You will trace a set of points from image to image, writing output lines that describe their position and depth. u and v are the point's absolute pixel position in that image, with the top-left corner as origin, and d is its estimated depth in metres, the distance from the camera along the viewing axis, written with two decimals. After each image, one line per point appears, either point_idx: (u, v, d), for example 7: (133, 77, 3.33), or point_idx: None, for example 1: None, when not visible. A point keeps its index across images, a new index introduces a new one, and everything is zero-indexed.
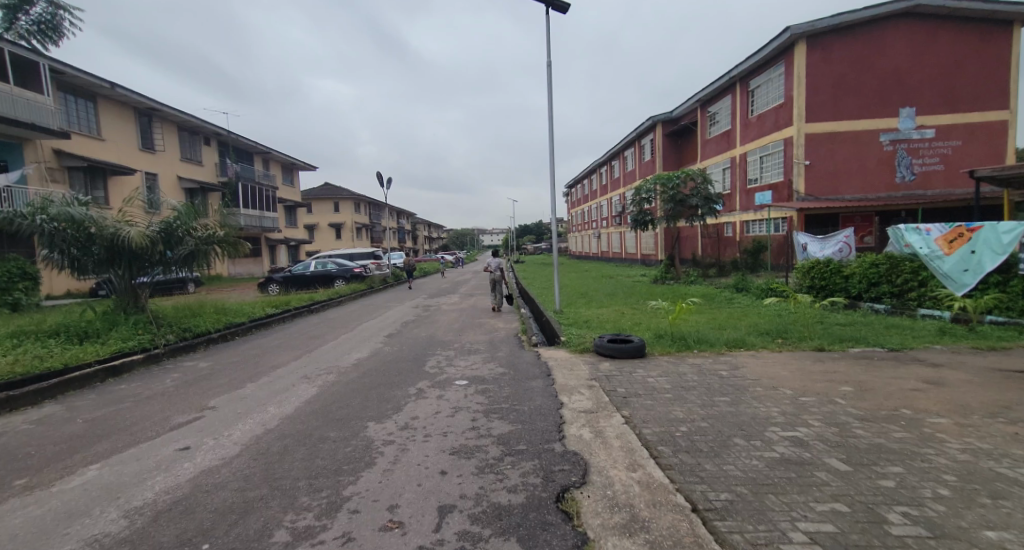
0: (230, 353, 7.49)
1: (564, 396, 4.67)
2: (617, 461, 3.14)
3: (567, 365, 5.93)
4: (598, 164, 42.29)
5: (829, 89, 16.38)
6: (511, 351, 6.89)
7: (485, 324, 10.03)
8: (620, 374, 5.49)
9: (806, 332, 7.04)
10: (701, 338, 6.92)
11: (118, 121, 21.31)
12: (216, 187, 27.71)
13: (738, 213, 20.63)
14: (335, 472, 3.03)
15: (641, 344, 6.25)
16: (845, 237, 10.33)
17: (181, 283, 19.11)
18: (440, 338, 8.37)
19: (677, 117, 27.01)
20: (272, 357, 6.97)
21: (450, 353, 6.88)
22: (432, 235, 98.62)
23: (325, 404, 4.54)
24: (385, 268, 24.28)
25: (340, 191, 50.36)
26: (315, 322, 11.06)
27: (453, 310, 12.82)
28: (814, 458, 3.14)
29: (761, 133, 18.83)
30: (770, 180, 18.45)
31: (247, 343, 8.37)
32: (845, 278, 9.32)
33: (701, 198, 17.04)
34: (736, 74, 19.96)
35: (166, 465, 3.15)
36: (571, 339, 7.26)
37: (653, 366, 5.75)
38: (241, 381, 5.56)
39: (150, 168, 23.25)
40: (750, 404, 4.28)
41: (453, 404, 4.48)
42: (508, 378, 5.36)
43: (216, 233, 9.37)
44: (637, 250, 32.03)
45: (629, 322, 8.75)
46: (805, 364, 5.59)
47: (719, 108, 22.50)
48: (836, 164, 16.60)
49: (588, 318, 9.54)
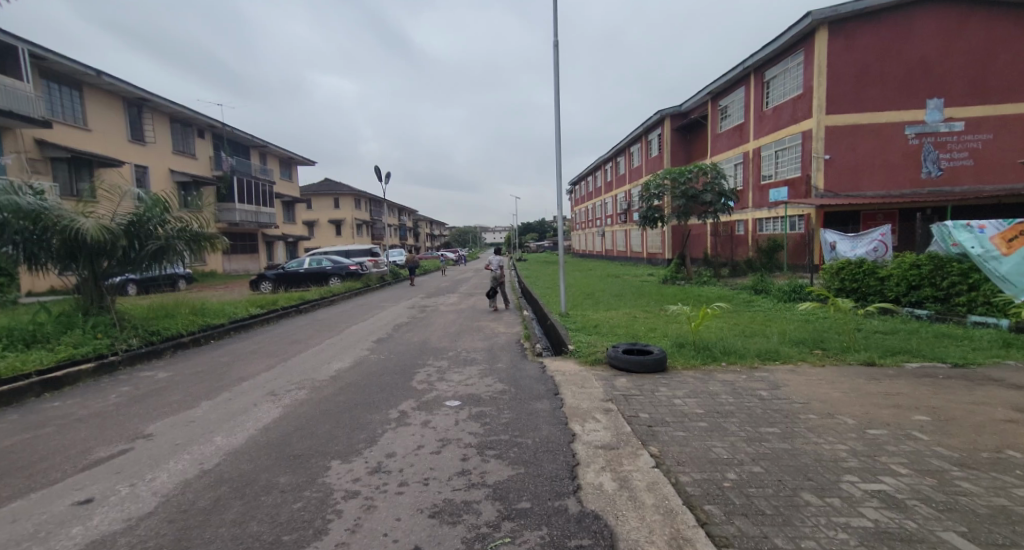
0: (198, 361, 6.68)
1: (576, 424, 3.84)
2: (654, 532, 2.31)
3: (576, 382, 5.09)
4: (602, 161, 41.36)
5: (851, 78, 15.50)
6: (512, 362, 6.06)
7: (484, 328, 9.21)
8: (640, 394, 4.65)
9: (848, 342, 6.19)
10: (729, 349, 6.09)
11: (105, 111, 20.63)
12: (211, 181, 26.97)
13: (751, 210, 19.78)
14: (270, 547, 2.21)
15: (662, 356, 5.41)
16: (881, 234, 9.40)
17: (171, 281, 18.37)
18: (433, 345, 7.54)
19: (686, 111, 26.12)
20: (242, 368, 6.17)
21: (443, 364, 6.06)
22: (434, 232, 97.82)
23: (284, 434, 3.74)
24: (383, 265, 23.47)
25: (340, 187, 49.60)
26: (302, 324, 10.29)
27: (450, 311, 11.99)
28: (924, 531, 2.24)
29: (776, 126, 17.96)
30: (786, 176, 17.57)
31: (220, 348, 7.58)
32: (880, 280, 8.51)
33: (714, 194, 16.16)
34: (750, 64, 19.09)
35: (46, 531, 2.35)
36: (580, 348, 6.44)
37: (677, 384, 4.91)
38: (196, 399, 4.76)
39: (140, 160, 22.55)
40: (807, 439, 3.43)
41: (441, 434, 3.66)
42: (508, 398, 4.54)
43: (189, 226, 8.74)
44: (644, 249, 31.14)
45: (645, 329, 7.93)
46: (858, 382, 4.71)
47: (731, 101, 21.61)
48: (858, 158, 15.71)
49: (598, 323, 8.70)
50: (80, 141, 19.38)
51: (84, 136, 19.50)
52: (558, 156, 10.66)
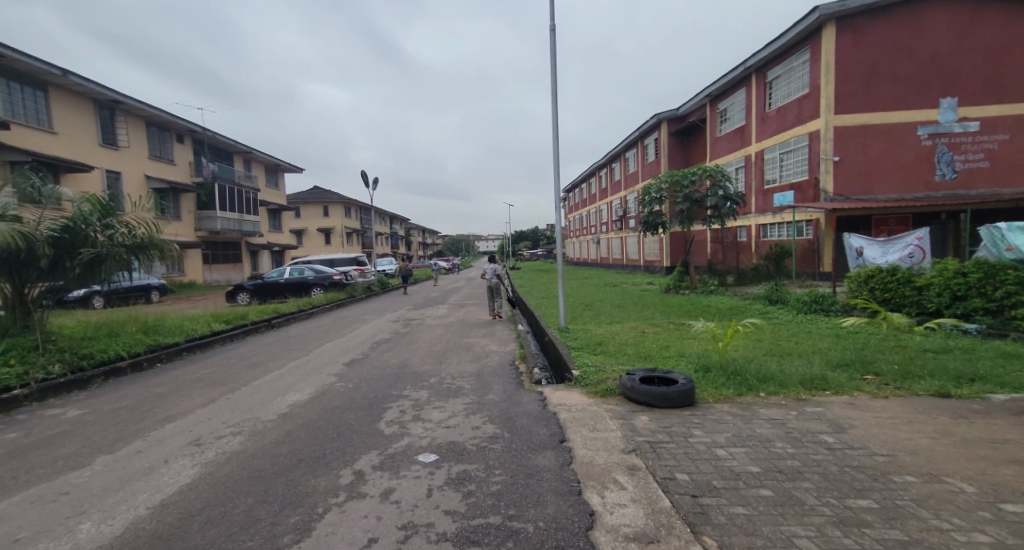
0: (127, 393, 5.51)
1: (594, 495, 2.78)
2: None
3: (586, 423, 4.03)
4: (596, 167, 40.58)
5: (860, 77, 14.94)
6: (505, 393, 4.98)
7: (474, 346, 8.14)
8: (671, 440, 3.60)
9: (905, 366, 5.22)
10: (765, 374, 5.07)
11: (73, 113, 19.51)
12: (191, 188, 25.78)
13: (755, 216, 18.98)
14: None
15: (688, 387, 4.38)
16: (917, 239, 8.50)
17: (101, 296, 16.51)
18: (412, 368, 6.44)
19: (683, 115, 25.46)
20: (175, 403, 5.01)
21: (423, 396, 5.00)
22: (426, 240, 96.77)
23: (183, 517, 2.60)
24: (370, 274, 22.33)
25: (329, 195, 48.46)
26: (268, 341, 9.13)
27: (437, 325, 10.91)
28: None
29: (781, 127, 17.27)
30: (792, 180, 16.87)
31: (164, 374, 6.42)
32: (918, 290, 7.64)
33: (719, 198, 15.22)
34: (751, 64, 18.45)
35: None
36: (586, 374, 5.36)
37: (715, 426, 3.87)
38: (92, 451, 3.60)
39: (112, 165, 21.35)
40: (931, 523, 2.36)
41: (404, 518, 2.57)
42: (501, 449, 3.48)
43: (135, 234, 7.55)
44: (641, 256, 30.32)
45: (659, 348, 6.91)
46: (946, 422, 3.72)
47: (731, 104, 20.97)
48: (868, 160, 15.08)
49: (603, 340, 7.68)
50: (44, 145, 18.20)
51: (48, 139, 18.32)
52: (557, 154, 9.74)
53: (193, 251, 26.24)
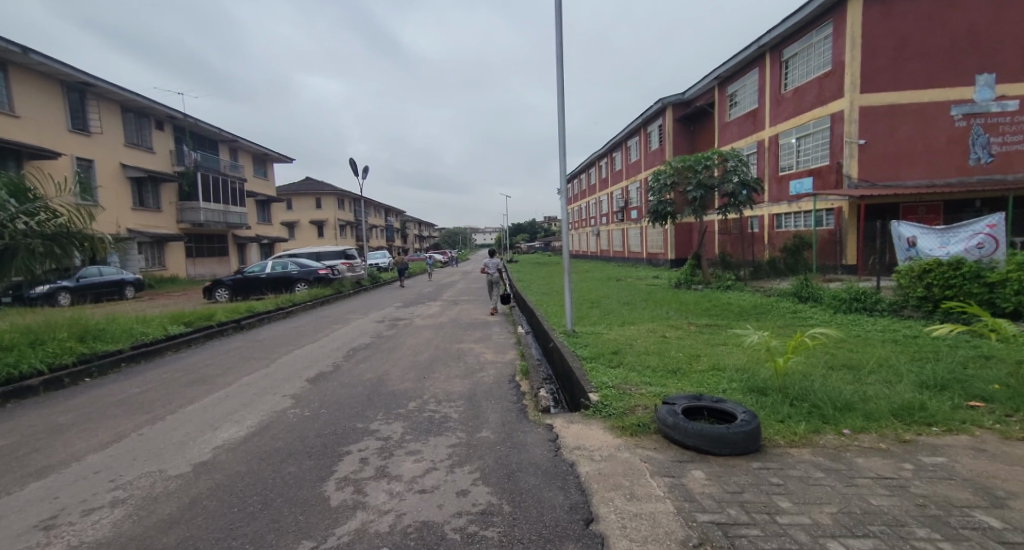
0: (15, 424, 4.21)
1: None
2: None
3: (619, 483, 2.84)
4: (596, 156, 39.10)
5: (889, 52, 13.71)
6: (503, 430, 3.79)
7: (467, 353, 6.95)
8: (755, 517, 2.42)
9: (1016, 385, 4.07)
10: (843, 399, 3.92)
11: (39, 95, 18.06)
12: (172, 177, 24.31)
13: (769, 205, 17.85)
14: None
15: (754, 427, 3.19)
16: (989, 226, 7.34)
17: (55, 296, 15.14)
18: (389, 387, 5.22)
19: (690, 100, 24.12)
20: (64, 442, 3.72)
21: (398, 432, 3.80)
22: (422, 233, 95.40)
23: None
24: (360, 267, 21.05)
25: (320, 186, 46.89)
26: (230, 347, 7.86)
27: (427, 326, 9.71)
28: None
29: (799, 109, 16.03)
30: (811, 166, 15.68)
31: (83, 393, 5.14)
32: (989, 287, 6.59)
33: (737, 183, 13.91)
34: (766, 41, 17.15)
35: None
36: (608, 400, 4.17)
37: (806, 491, 2.67)
38: None
39: (83, 153, 19.92)
40: None
41: None
42: (500, 541, 2.27)
43: (58, 225, 6.36)
44: (643, 249, 29.25)
45: (690, 362, 5.74)
46: None
47: (742, 87, 19.67)
48: (896, 143, 13.92)
49: (619, 347, 6.51)
50: (5, 128, 16.79)
51: (8, 122, 16.87)
52: (563, 131, 8.48)
53: (174, 245, 24.89)
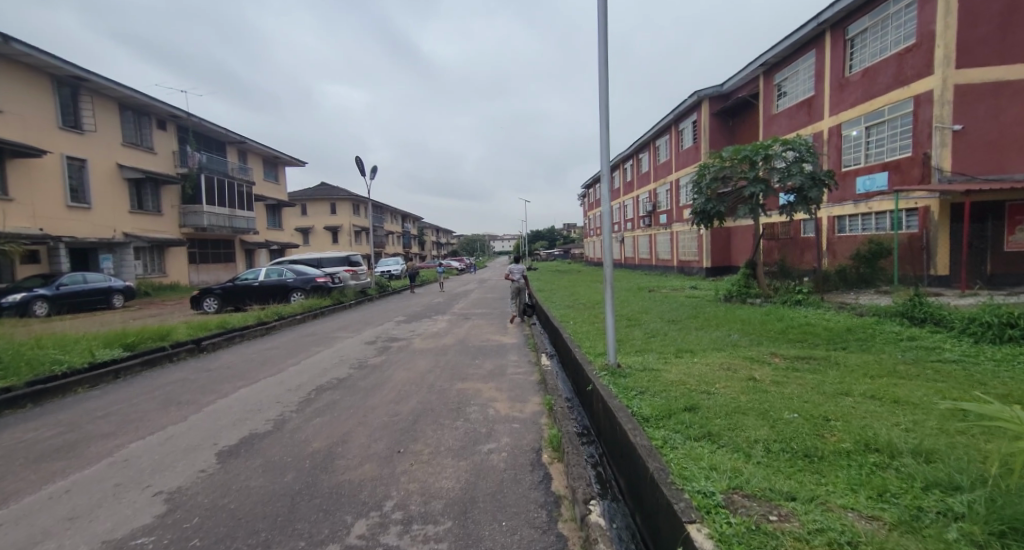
0: None
1: None
2: None
3: None
4: (621, 159, 36.88)
5: (991, 19, 11.33)
6: None
7: (471, 400, 4.91)
8: None
9: None
10: None
11: (26, 90, 17.06)
12: (173, 179, 23.14)
13: (831, 206, 15.36)
14: None
15: None
16: None
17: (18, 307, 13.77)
18: (337, 476, 3.20)
19: (729, 92, 21.77)
20: None
21: None
22: (439, 240, 93.90)
23: None
24: (365, 275, 19.26)
25: (335, 191, 45.80)
26: (164, 382, 5.99)
27: (425, 351, 7.76)
28: None
29: (871, 92, 13.62)
30: (885, 159, 13.22)
31: None
32: None
33: (803, 176, 11.45)
34: (827, 18, 14.79)
35: None
36: None
37: None
38: None
39: (74, 152, 18.80)
40: None
41: None
42: None
43: None
44: (674, 256, 26.86)
45: (823, 435, 3.55)
46: None
47: (794, 74, 17.31)
48: (1000, 128, 11.46)
49: (698, 401, 4.35)
50: None
51: None
52: (602, 101, 6.42)
53: (177, 250, 23.69)
